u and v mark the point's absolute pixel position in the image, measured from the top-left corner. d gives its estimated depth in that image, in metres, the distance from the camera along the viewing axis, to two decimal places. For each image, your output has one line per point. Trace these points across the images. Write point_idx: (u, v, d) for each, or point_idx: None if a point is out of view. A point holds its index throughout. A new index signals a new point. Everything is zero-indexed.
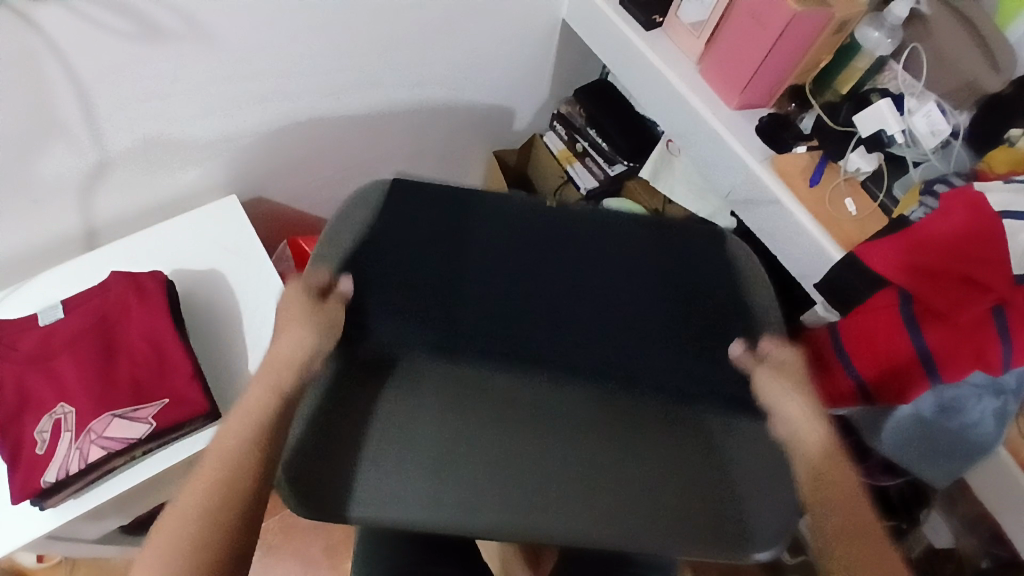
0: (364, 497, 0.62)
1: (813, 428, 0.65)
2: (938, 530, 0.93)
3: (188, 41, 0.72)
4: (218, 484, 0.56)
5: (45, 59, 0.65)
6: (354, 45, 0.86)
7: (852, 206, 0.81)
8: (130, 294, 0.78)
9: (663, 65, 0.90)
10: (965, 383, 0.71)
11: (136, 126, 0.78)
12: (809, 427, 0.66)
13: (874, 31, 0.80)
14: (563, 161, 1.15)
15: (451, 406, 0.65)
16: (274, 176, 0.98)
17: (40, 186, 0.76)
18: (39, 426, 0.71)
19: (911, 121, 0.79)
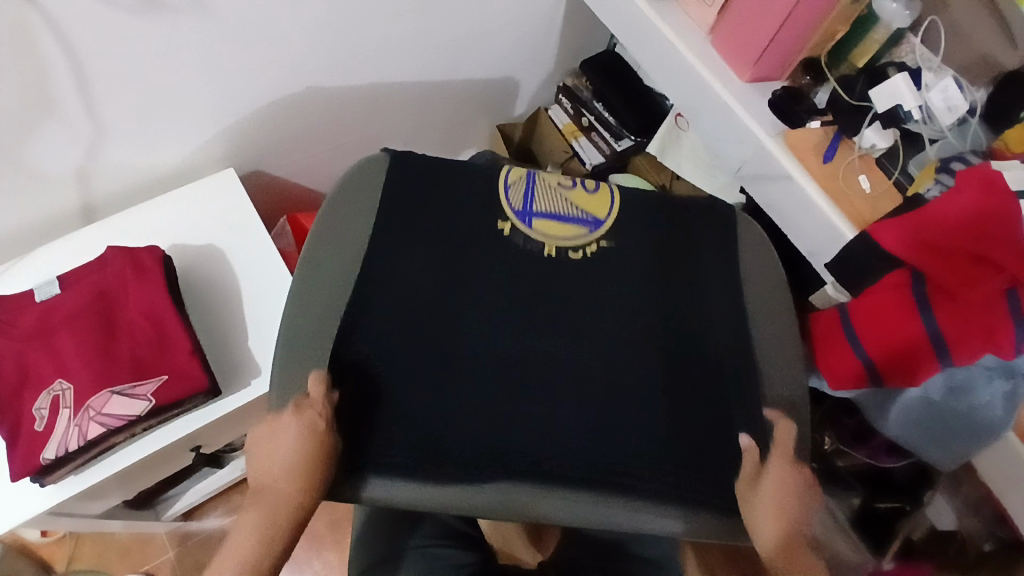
0: (371, 471, 0.62)
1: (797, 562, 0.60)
2: (941, 512, 0.90)
3: (186, 12, 0.70)
4: None
5: (41, 33, 0.63)
6: (356, 14, 0.83)
7: (865, 183, 0.79)
8: (128, 269, 0.76)
9: (673, 36, 0.87)
10: (976, 366, 0.69)
11: (133, 100, 0.76)
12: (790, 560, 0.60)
13: (892, 3, 0.77)
14: (568, 135, 1.12)
15: (434, 389, 0.65)
16: (274, 150, 0.96)
17: (37, 161, 0.75)
18: (38, 403, 0.71)
19: (928, 97, 0.76)
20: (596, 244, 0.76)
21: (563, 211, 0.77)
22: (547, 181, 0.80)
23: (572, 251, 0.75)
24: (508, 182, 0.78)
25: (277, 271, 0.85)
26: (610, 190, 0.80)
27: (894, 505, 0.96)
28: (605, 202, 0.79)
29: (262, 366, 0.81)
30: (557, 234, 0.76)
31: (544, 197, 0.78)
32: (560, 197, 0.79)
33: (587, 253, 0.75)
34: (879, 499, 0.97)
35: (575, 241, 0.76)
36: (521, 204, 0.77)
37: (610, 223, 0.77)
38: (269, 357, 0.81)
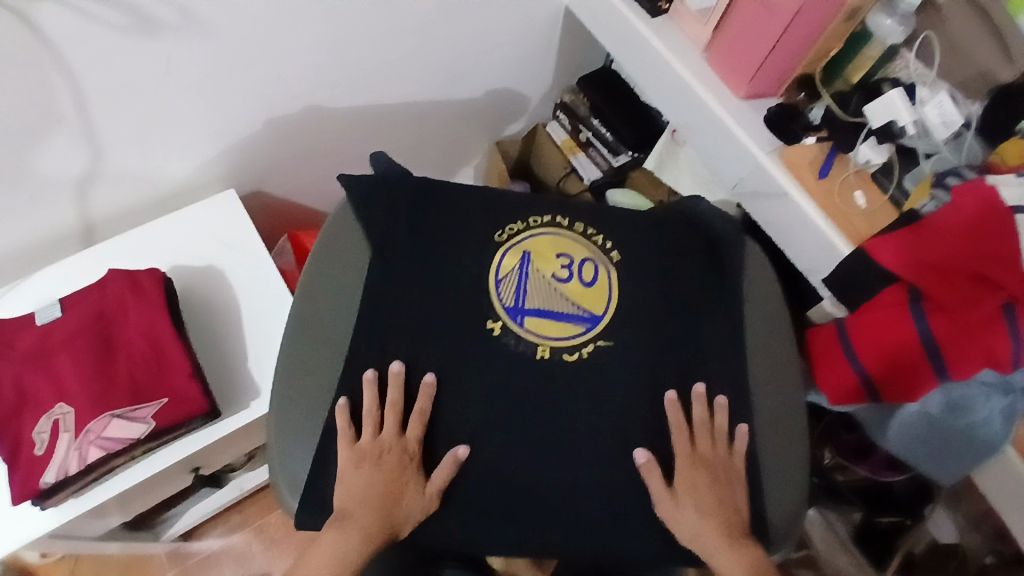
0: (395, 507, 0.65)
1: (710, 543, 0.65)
2: (942, 526, 0.91)
3: (184, 32, 0.71)
4: None
5: (39, 55, 0.64)
6: (354, 35, 0.84)
7: (861, 199, 0.79)
8: (126, 291, 0.76)
9: (668, 54, 0.88)
10: (974, 382, 0.69)
11: (132, 121, 0.76)
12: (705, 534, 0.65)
13: (886, 19, 0.77)
14: (566, 151, 1.12)
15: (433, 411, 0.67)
16: (274, 169, 0.97)
17: (37, 182, 0.75)
18: (37, 427, 0.71)
19: (922, 112, 0.77)
20: (592, 344, 0.71)
21: (559, 307, 0.72)
22: (540, 270, 0.73)
23: (566, 353, 0.70)
24: (500, 275, 0.73)
25: (276, 292, 0.86)
26: (609, 278, 0.74)
27: (896, 521, 0.93)
28: (603, 295, 0.73)
29: (261, 387, 0.81)
30: (550, 334, 0.71)
31: (536, 290, 0.72)
32: (553, 291, 0.73)
33: (583, 355, 0.70)
34: (879, 514, 0.94)
35: (571, 343, 0.70)
36: (512, 300, 0.71)
37: (607, 321, 0.72)
38: (267, 378, 0.81)
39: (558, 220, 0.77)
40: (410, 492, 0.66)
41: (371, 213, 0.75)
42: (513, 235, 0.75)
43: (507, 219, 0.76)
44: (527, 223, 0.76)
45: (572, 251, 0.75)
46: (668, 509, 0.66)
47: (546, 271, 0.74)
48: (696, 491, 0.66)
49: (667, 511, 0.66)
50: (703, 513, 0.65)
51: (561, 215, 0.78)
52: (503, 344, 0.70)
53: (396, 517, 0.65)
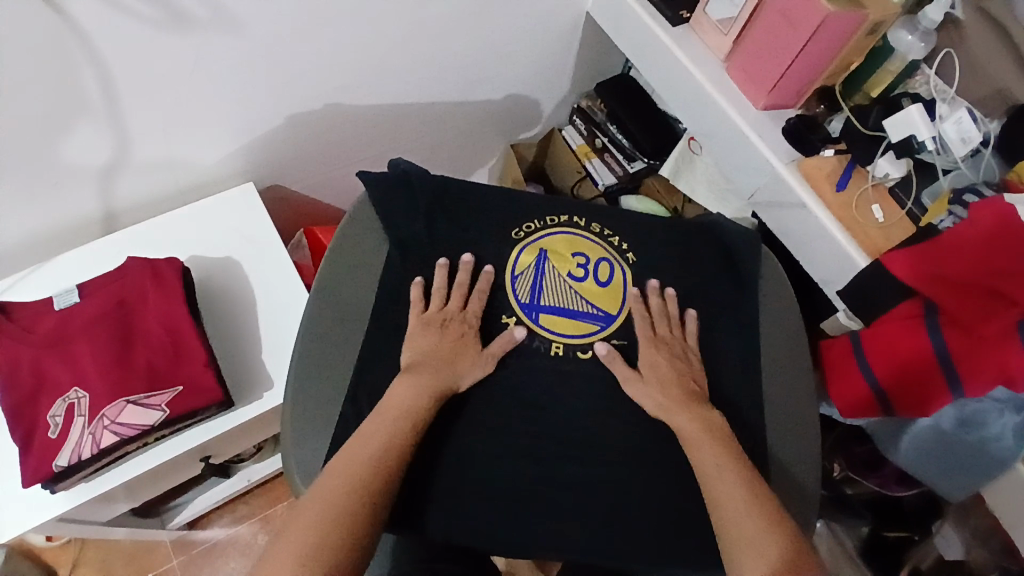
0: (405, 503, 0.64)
1: (702, 433, 0.65)
2: (949, 542, 0.88)
3: (212, 28, 0.71)
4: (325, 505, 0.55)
5: (68, 44, 0.64)
6: (378, 35, 0.84)
7: (879, 212, 0.79)
8: (146, 279, 0.77)
9: (689, 63, 0.88)
10: (986, 398, 0.70)
11: (155, 111, 0.77)
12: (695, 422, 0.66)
13: (908, 34, 0.78)
14: (581, 156, 1.12)
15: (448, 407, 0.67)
16: (292, 165, 0.97)
17: (59, 169, 0.76)
18: (52, 410, 0.71)
19: (941, 128, 0.77)
20: (607, 342, 0.72)
21: (574, 306, 0.73)
22: (556, 269, 0.74)
23: (580, 350, 0.71)
24: (517, 271, 0.74)
25: (292, 285, 0.86)
26: (624, 280, 0.76)
27: (903, 535, 0.94)
28: (618, 296, 0.75)
29: (275, 380, 0.81)
30: (565, 331, 0.72)
31: (552, 287, 0.74)
32: (568, 285, 0.74)
33: (596, 353, 0.71)
34: (886, 527, 0.95)
35: (585, 341, 0.72)
36: (528, 297, 0.73)
37: (621, 320, 0.74)
38: (281, 371, 0.81)
39: (574, 220, 0.78)
40: (466, 359, 0.68)
41: (389, 212, 0.75)
42: (529, 234, 0.76)
43: (524, 219, 0.77)
44: (544, 221, 0.78)
45: (589, 251, 0.76)
46: (686, 436, 0.65)
47: (562, 270, 0.75)
48: (665, 367, 0.70)
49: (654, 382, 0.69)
50: (710, 439, 0.65)
51: (578, 215, 0.79)
52: (520, 340, 0.71)
53: (456, 371, 0.67)
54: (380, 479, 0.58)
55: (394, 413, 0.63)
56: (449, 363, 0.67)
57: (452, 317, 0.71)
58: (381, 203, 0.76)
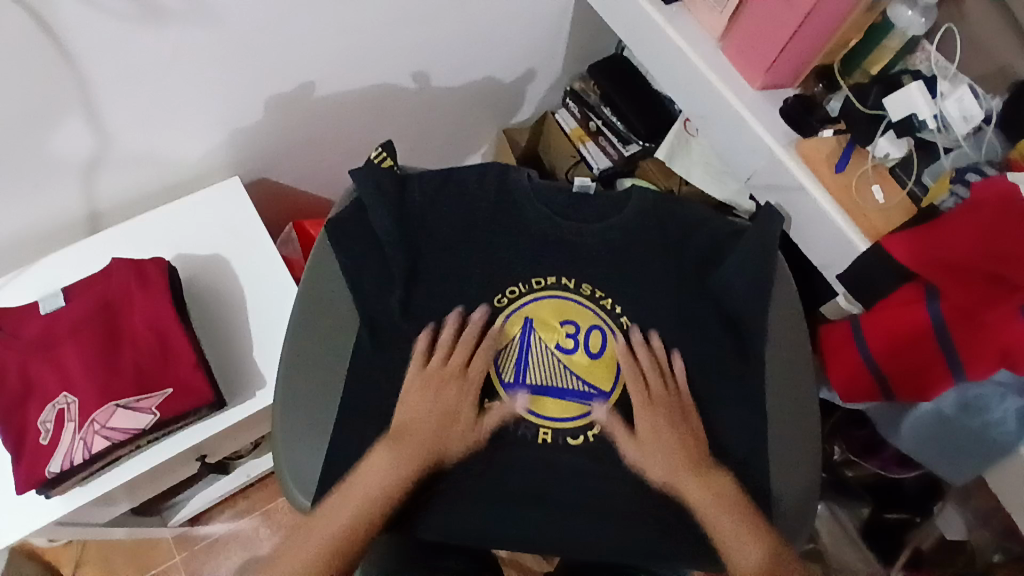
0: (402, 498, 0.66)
1: (710, 492, 0.66)
2: (950, 523, 0.88)
3: (190, 20, 0.69)
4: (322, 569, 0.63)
5: (40, 41, 0.62)
6: (362, 21, 0.82)
7: (879, 194, 0.78)
8: (131, 280, 0.75)
9: (682, 44, 0.86)
10: (988, 382, 0.69)
11: (135, 107, 0.75)
12: (699, 475, 0.67)
13: (908, 9, 0.75)
14: (575, 140, 1.10)
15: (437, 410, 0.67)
16: (279, 157, 0.95)
17: (39, 169, 0.74)
18: (41, 416, 0.70)
19: (943, 106, 0.74)
20: (598, 426, 0.69)
21: (563, 385, 0.71)
22: (543, 341, 0.72)
23: (571, 435, 0.69)
24: (501, 346, 0.72)
25: (282, 281, 0.84)
26: (617, 347, 0.72)
27: (903, 516, 0.94)
28: (611, 368, 0.72)
29: (267, 378, 0.80)
30: (553, 415, 0.70)
31: (539, 362, 0.71)
32: (556, 364, 0.71)
33: (588, 438, 0.69)
34: (887, 509, 0.95)
35: (575, 425, 0.69)
36: (513, 377, 0.71)
37: (615, 397, 0.71)
38: (274, 369, 0.80)
39: (563, 280, 0.74)
40: (462, 423, 0.69)
41: (379, 207, 0.74)
42: (514, 299, 0.74)
43: (509, 283, 0.74)
44: (530, 284, 0.74)
45: (579, 318, 0.73)
46: (693, 500, 0.66)
47: (549, 341, 0.72)
48: (665, 439, 0.68)
49: (643, 453, 0.68)
50: (715, 499, 0.66)
51: (567, 276, 0.75)
52: (502, 423, 0.69)
53: (448, 445, 0.68)
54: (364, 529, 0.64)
55: (374, 488, 0.65)
56: (439, 444, 0.68)
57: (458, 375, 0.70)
58: (368, 192, 0.74)
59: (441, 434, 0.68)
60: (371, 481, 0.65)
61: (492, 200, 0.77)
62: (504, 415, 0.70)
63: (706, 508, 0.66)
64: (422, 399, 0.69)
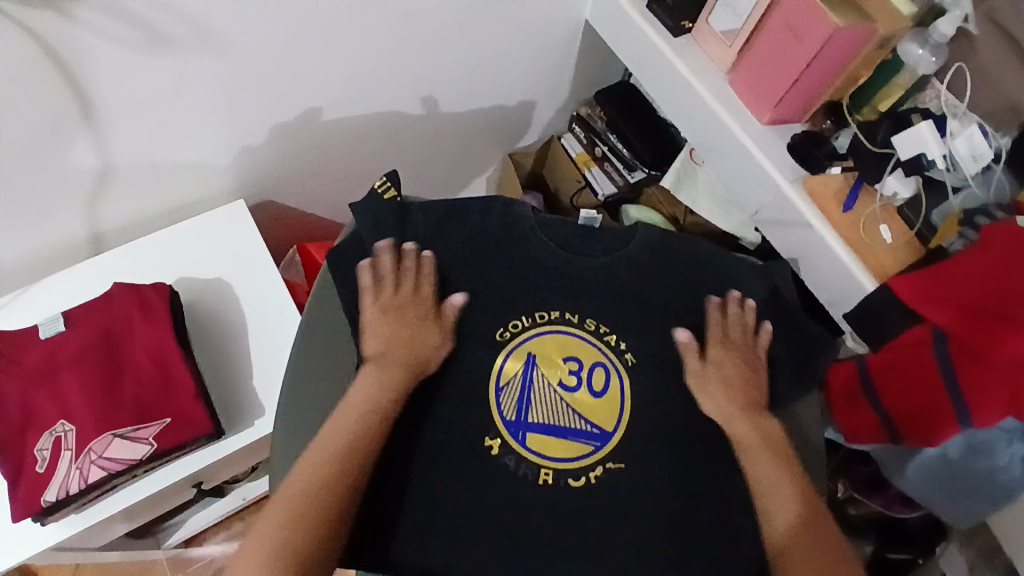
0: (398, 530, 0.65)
1: (782, 447, 0.66)
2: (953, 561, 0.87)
3: (197, 46, 0.69)
4: (311, 483, 0.59)
5: (45, 67, 0.62)
6: (369, 49, 0.82)
7: (887, 233, 0.77)
8: (133, 307, 0.75)
9: (691, 76, 0.86)
10: (995, 427, 0.68)
11: (140, 131, 0.74)
12: (772, 432, 0.67)
13: (918, 47, 0.75)
14: (580, 165, 1.09)
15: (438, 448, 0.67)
16: (284, 180, 0.94)
17: (41, 193, 0.73)
18: (38, 444, 0.69)
19: (952, 145, 0.74)
20: (600, 467, 0.68)
21: (564, 424, 0.69)
22: (545, 377, 0.71)
23: (573, 476, 0.68)
24: (503, 381, 0.71)
25: (284, 309, 0.84)
26: (620, 386, 0.71)
27: (906, 557, 0.94)
28: (613, 407, 0.70)
29: (266, 407, 0.79)
30: (554, 455, 0.68)
31: (541, 399, 0.70)
32: (558, 400, 0.69)
33: (589, 480, 0.68)
34: (891, 549, 0.94)
35: (576, 465, 0.68)
36: (515, 413, 0.70)
37: (617, 437, 0.69)
38: (273, 398, 0.80)
39: (566, 316, 0.74)
40: (426, 331, 0.70)
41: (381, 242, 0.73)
42: (515, 335, 0.73)
43: (512, 315, 0.73)
44: (532, 319, 0.73)
45: (582, 354, 0.72)
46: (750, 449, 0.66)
47: (552, 378, 0.71)
48: (732, 367, 0.70)
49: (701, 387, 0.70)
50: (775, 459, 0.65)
51: (571, 312, 0.74)
52: (501, 464, 0.68)
53: (419, 353, 0.69)
54: (341, 470, 0.61)
55: (359, 404, 0.65)
56: (393, 336, 0.69)
57: (403, 290, 0.71)
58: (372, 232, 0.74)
59: (402, 334, 0.69)
60: (355, 400, 0.65)
61: (494, 231, 0.76)
62: (451, 313, 0.72)
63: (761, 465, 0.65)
64: (374, 322, 0.70)
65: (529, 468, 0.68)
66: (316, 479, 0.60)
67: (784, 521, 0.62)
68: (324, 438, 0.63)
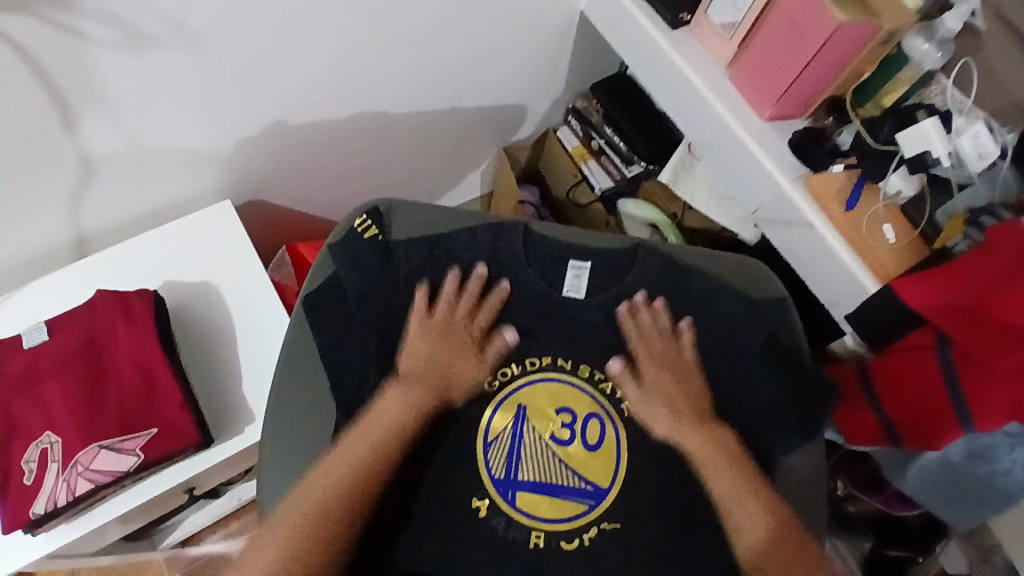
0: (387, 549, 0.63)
1: (714, 445, 0.65)
2: (953, 559, 0.87)
3: (176, 45, 0.66)
4: (336, 484, 0.61)
5: (17, 72, 0.59)
6: (357, 44, 0.79)
7: (890, 233, 0.76)
8: (116, 314, 0.72)
9: (689, 70, 0.83)
10: (998, 432, 0.67)
11: (121, 133, 0.72)
12: (705, 432, 0.66)
13: (924, 42, 0.72)
14: (576, 159, 1.07)
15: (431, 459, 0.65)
16: (272, 179, 0.92)
17: (20, 199, 0.71)
18: (25, 456, 0.68)
19: (957, 142, 0.72)
20: (594, 527, 0.63)
21: (557, 481, 0.64)
22: (536, 430, 0.66)
23: (564, 539, 0.63)
24: (491, 437, 0.66)
25: (275, 313, 0.82)
26: (619, 437, 0.67)
27: (904, 555, 0.92)
28: (610, 462, 0.66)
29: (257, 414, 0.78)
30: (545, 517, 0.63)
31: (530, 456, 0.65)
32: (551, 458, 0.65)
33: (583, 542, 0.63)
34: (889, 546, 0.93)
35: (571, 526, 0.63)
36: (504, 470, 0.65)
37: (613, 495, 0.65)
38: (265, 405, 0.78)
39: (558, 361, 0.69)
40: (467, 363, 0.69)
41: (361, 263, 0.71)
42: (507, 381, 0.68)
43: (501, 361, 0.69)
44: (524, 365, 0.69)
45: (576, 405, 0.68)
46: (698, 455, 0.65)
47: (544, 431, 0.66)
48: (663, 384, 0.69)
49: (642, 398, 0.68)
50: (730, 462, 0.64)
51: (562, 356, 0.69)
52: (490, 526, 0.63)
53: (452, 383, 0.68)
54: (366, 480, 0.62)
55: (385, 421, 0.64)
56: (435, 362, 0.69)
57: (448, 316, 0.71)
58: (353, 259, 0.72)
59: (428, 361, 0.69)
60: (389, 407, 0.65)
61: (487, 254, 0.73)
62: (499, 350, 0.70)
63: (710, 464, 0.65)
64: (417, 343, 0.70)
65: (519, 531, 0.63)
66: (352, 480, 0.61)
67: (738, 511, 0.62)
68: (355, 439, 0.63)
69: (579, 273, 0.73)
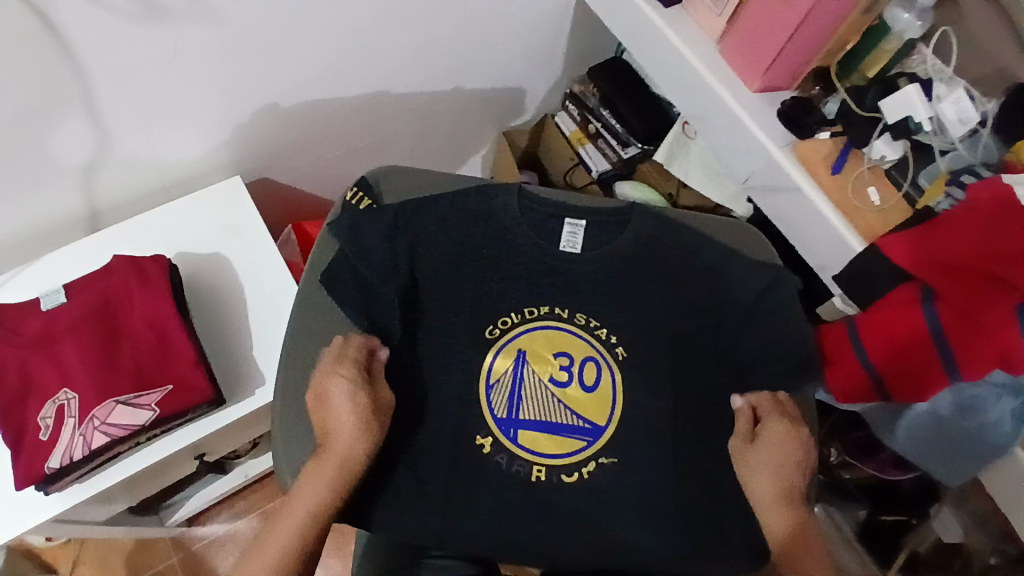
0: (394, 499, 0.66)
1: (776, 473, 0.65)
2: (948, 525, 0.90)
3: (192, 19, 0.70)
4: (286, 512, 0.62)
5: (42, 39, 0.63)
6: (363, 22, 0.83)
7: (875, 195, 0.79)
8: (131, 278, 0.76)
9: (681, 46, 0.87)
10: (984, 382, 0.69)
11: (135, 107, 0.75)
12: (779, 463, 0.65)
13: (904, 12, 0.75)
14: (574, 142, 1.12)
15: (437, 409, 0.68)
16: (280, 156, 0.96)
17: (40, 167, 0.74)
18: (42, 413, 0.71)
19: (939, 108, 0.75)
20: (594, 462, 0.68)
21: (557, 420, 0.68)
22: (535, 373, 0.70)
23: (564, 473, 0.67)
24: (492, 379, 0.70)
25: (283, 279, 0.85)
26: (612, 380, 0.71)
27: (901, 519, 0.95)
28: (604, 403, 0.70)
29: (266, 376, 0.81)
30: (547, 452, 0.68)
31: (531, 398, 0.70)
32: (550, 397, 0.69)
33: (583, 475, 0.67)
34: (885, 511, 0.95)
35: (568, 462, 0.68)
36: (506, 408, 0.69)
37: (610, 433, 0.69)
38: (273, 367, 0.81)
39: (557, 311, 0.73)
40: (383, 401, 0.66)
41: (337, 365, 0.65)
42: (506, 331, 0.72)
43: (499, 313, 0.73)
44: (521, 315, 0.73)
45: (573, 349, 0.72)
46: (746, 472, 0.66)
47: (543, 374, 0.71)
48: (774, 448, 0.65)
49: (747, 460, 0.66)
50: (776, 488, 0.65)
51: (560, 307, 0.73)
52: (494, 462, 0.68)
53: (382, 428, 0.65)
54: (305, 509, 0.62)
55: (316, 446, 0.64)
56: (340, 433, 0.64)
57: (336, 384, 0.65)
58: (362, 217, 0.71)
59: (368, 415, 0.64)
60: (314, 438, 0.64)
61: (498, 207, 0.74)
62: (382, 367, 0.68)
63: (753, 476, 0.65)
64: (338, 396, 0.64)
65: (522, 465, 0.68)
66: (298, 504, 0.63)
67: (771, 508, 0.65)
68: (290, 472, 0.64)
69: (574, 230, 0.74)
